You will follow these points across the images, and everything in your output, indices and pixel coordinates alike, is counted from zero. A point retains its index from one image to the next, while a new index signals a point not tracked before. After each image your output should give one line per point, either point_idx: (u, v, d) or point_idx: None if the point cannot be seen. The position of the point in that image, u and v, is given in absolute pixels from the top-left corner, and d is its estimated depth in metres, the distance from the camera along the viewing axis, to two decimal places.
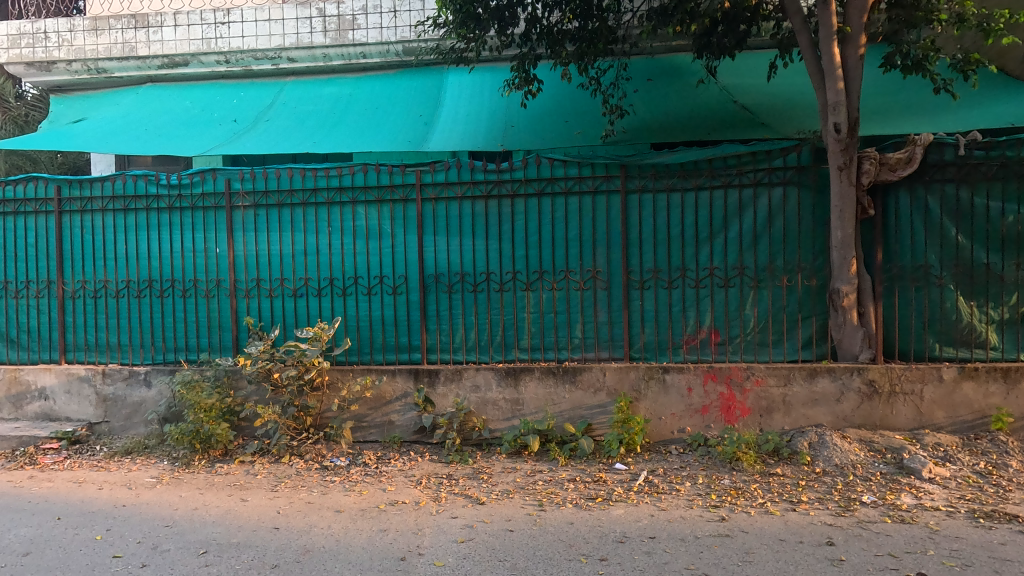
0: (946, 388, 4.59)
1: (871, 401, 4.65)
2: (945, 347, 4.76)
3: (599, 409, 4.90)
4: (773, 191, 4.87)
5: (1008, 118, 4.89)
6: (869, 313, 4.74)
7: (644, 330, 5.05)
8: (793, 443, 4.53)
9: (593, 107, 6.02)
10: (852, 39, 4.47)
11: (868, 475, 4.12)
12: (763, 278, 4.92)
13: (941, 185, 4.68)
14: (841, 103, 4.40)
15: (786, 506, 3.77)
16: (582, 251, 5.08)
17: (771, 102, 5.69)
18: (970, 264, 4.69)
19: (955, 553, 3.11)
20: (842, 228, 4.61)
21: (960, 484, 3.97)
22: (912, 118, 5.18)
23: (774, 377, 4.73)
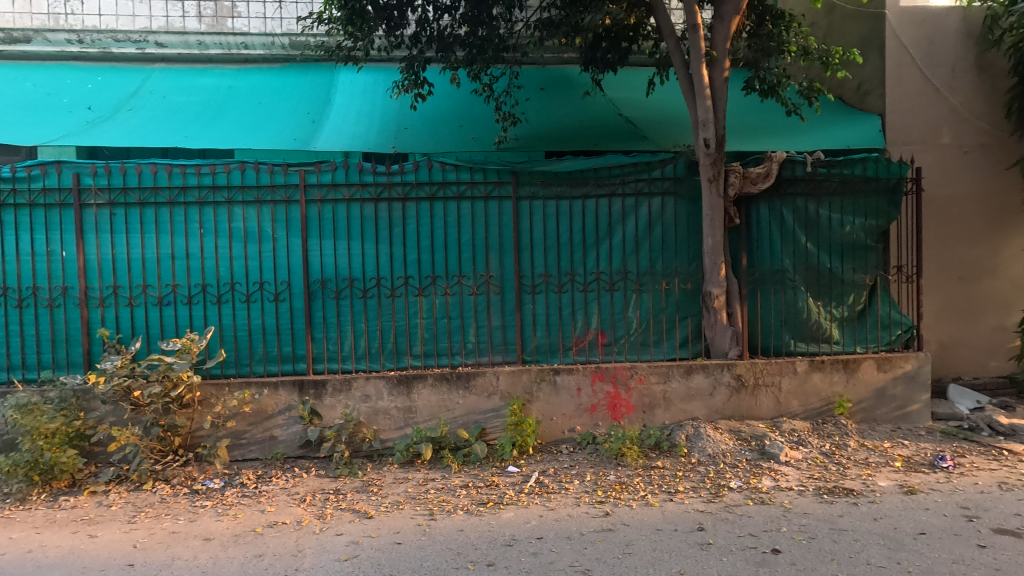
0: (799, 379, 5.12)
1: (739, 393, 5.08)
2: (798, 342, 5.32)
3: (493, 413, 4.93)
4: (653, 200, 5.20)
5: (845, 140, 5.59)
6: (736, 313, 5.18)
7: (536, 333, 5.16)
8: (672, 436, 4.83)
9: (487, 113, 6.07)
10: (718, 62, 4.88)
11: (735, 462, 4.50)
12: (644, 282, 5.23)
13: (793, 198, 5.24)
14: (709, 121, 4.78)
15: (664, 497, 4.00)
16: (474, 256, 5.09)
17: (652, 116, 6.06)
18: (817, 268, 5.30)
19: (803, 528, 3.47)
20: (713, 236, 5.01)
21: (810, 464, 4.46)
22: (770, 136, 5.76)
23: (656, 375, 5.02)
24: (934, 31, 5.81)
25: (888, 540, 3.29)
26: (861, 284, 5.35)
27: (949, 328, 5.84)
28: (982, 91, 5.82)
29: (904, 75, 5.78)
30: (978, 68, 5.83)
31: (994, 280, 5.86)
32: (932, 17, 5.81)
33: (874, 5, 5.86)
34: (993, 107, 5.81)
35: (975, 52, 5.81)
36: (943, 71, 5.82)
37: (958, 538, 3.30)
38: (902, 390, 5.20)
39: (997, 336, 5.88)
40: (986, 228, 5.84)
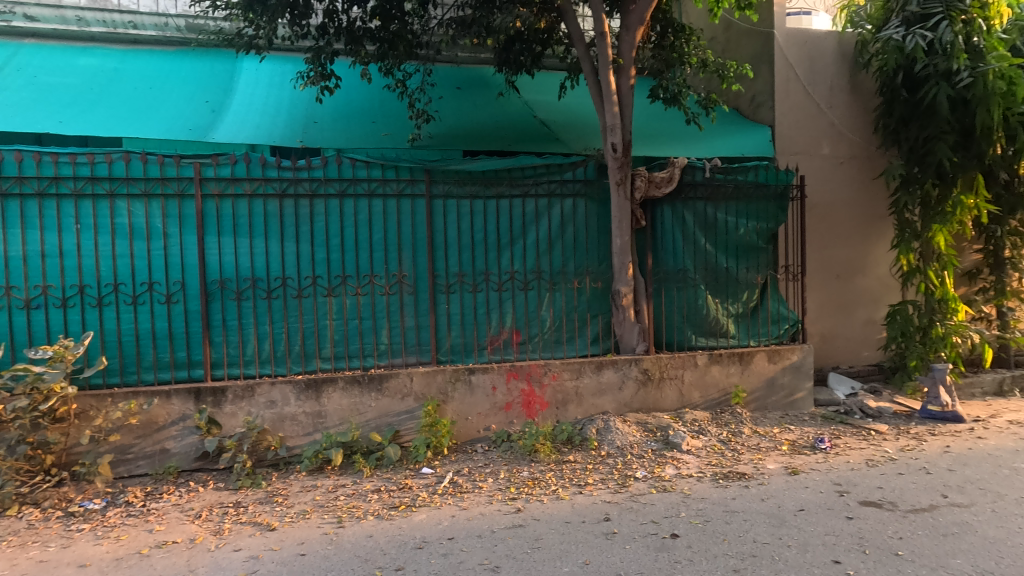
0: (700, 372, 5.45)
1: (645, 386, 5.33)
2: (700, 337, 5.65)
3: (407, 415, 4.85)
4: (565, 202, 5.35)
5: (739, 148, 6.02)
6: (643, 311, 5.43)
7: (451, 333, 5.14)
8: (584, 430, 4.98)
9: (401, 110, 5.97)
10: (624, 70, 5.09)
11: (642, 453, 4.71)
12: (556, 281, 5.35)
13: (694, 201, 5.58)
14: (617, 126, 4.97)
15: (574, 490, 4.12)
16: (387, 255, 4.97)
17: (565, 119, 6.22)
18: (715, 268, 5.68)
19: (699, 512, 3.69)
20: (621, 236, 5.23)
21: (708, 451, 4.76)
22: (673, 143, 6.08)
23: (568, 371, 5.16)
24: (815, 52, 6.39)
25: (773, 518, 3.57)
26: (753, 282, 5.79)
27: (828, 322, 6.45)
28: (854, 108, 6.46)
29: (790, 90, 6.31)
30: (851, 87, 6.47)
31: (865, 278, 6.53)
32: (813, 38, 6.38)
33: (764, 24, 6.34)
34: (863, 123, 6.48)
35: (848, 73, 6.45)
36: (822, 88, 6.41)
37: (831, 512, 3.64)
38: (789, 379, 5.67)
39: (867, 328, 6.56)
40: (858, 231, 6.50)
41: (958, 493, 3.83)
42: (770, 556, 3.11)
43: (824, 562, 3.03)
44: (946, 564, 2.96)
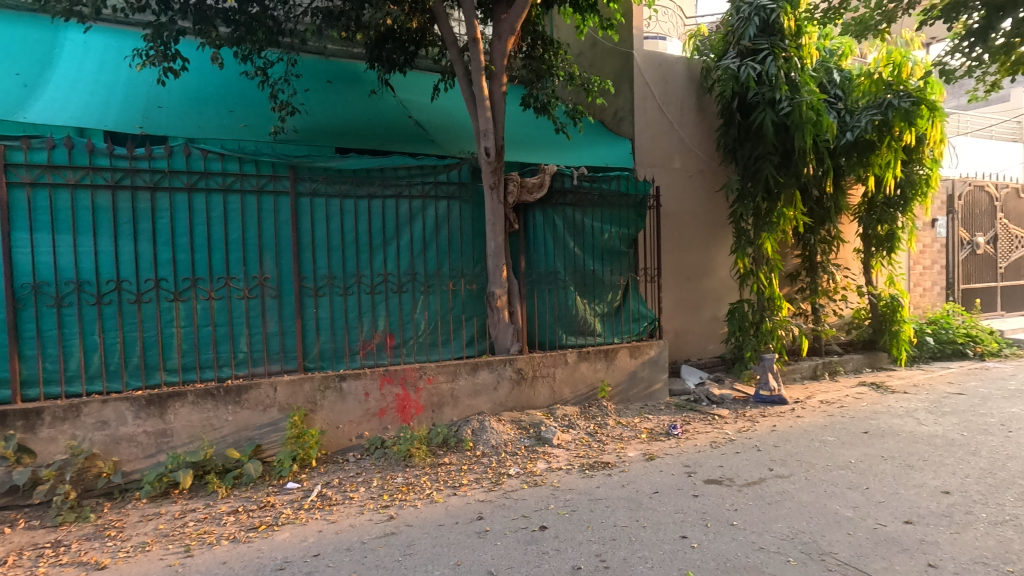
0: (569, 369, 5.73)
1: (519, 385, 5.48)
2: (570, 336, 5.95)
3: (269, 428, 4.52)
4: (439, 204, 5.35)
5: (602, 159, 6.44)
6: (517, 312, 5.59)
7: (319, 338, 4.88)
8: (459, 432, 5.00)
9: (262, 101, 5.57)
10: (497, 77, 5.20)
11: (515, 450, 4.83)
12: (431, 284, 5.32)
13: (563, 207, 5.87)
14: (489, 131, 5.08)
15: (448, 492, 4.12)
16: (245, 256, 4.60)
17: (439, 121, 6.21)
18: (583, 270, 6.02)
19: (567, 503, 3.88)
20: (495, 239, 5.35)
21: (577, 444, 5.02)
22: (543, 150, 6.35)
23: (444, 373, 5.15)
24: (668, 74, 7.04)
25: (631, 502, 3.86)
26: (617, 284, 6.23)
27: (681, 319, 7.13)
28: (700, 127, 7.22)
29: (647, 107, 6.88)
30: (698, 109, 7.22)
31: (711, 280, 7.31)
32: (666, 62, 7.02)
33: (624, 45, 6.84)
34: (707, 141, 7.26)
35: (695, 96, 7.19)
36: (674, 108, 7.08)
37: (680, 491, 4.02)
38: (648, 373, 6.17)
39: (713, 324, 7.35)
40: (705, 237, 7.26)
41: (781, 466, 4.43)
42: (627, 537, 3.36)
43: (673, 538, 3.33)
44: (769, 529, 3.40)
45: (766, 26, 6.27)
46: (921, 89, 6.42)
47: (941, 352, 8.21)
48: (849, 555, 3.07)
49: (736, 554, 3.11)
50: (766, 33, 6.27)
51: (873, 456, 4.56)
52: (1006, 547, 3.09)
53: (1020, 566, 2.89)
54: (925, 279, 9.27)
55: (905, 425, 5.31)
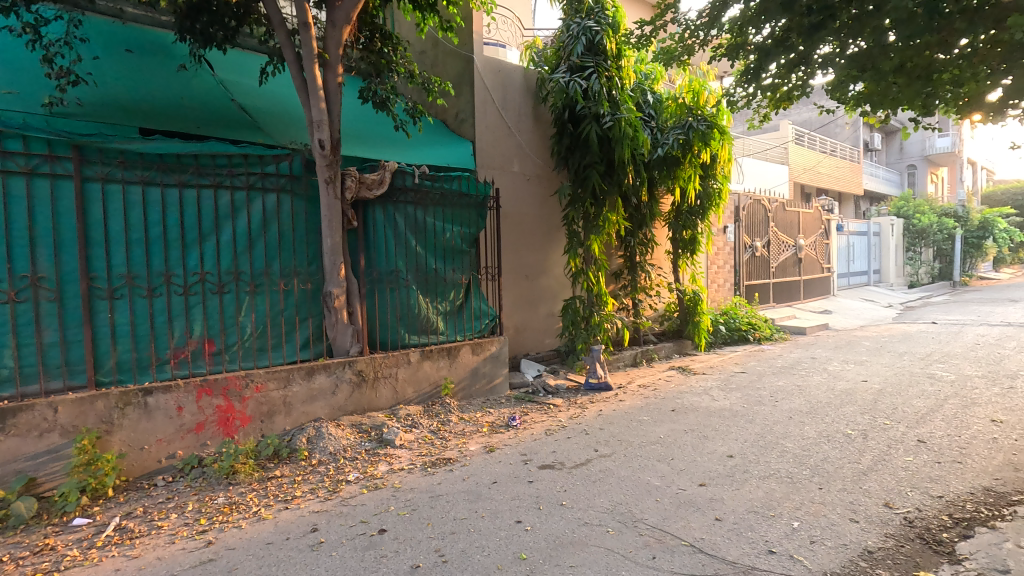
0: (412, 369, 5.70)
1: (360, 388, 5.31)
2: (412, 335, 5.91)
3: (48, 456, 3.79)
4: (267, 197, 4.95)
5: (443, 159, 6.50)
6: (356, 312, 5.41)
7: (116, 347, 4.21)
8: (293, 442, 4.68)
9: (34, 66, 4.65)
10: (331, 66, 5.03)
11: (355, 454, 4.67)
12: (259, 283, 4.90)
13: (404, 205, 5.83)
14: (324, 122, 4.87)
15: (279, 506, 3.84)
16: (11, 251, 3.81)
17: (267, 106, 5.74)
18: (425, 269, 6.03)
19: (408, 503, 3.85)
20: (331, 236, 5.11)
21: (420, 443, 5.01)
22: (383, 147, 6.22)
23: (275, 380, 4.78)
24: (506, 82, 7.35)
25: (471, 494, 3.97)
26: (459, 283, 6.34)
27: (520, 315, 7.50)
28: (536, 134, 7.66)
29: (487, 111, 7.11)
30: (533, 117, 7.66)
31: (547, 278, 7.80)
32: (504, 69, 7.32)
33: (465, 48, 6.99)
34: (542, 148, 7.73)
35: (531, 104, 7.61)
36: (512, 114, 7.41)
37: (516, 479, 4.24)
38: (489, 368, 6.38)
39: (549, 319, 7.86)
40: (541, 238, 7.72)
41: (604, 446, 4.90)
42: (465, 530, 3.45)
43: (509, 523, 3.50)
44: (593, 504, 3.75)
45: (592, 46, 6.85)
46: (714, 115, 7.52)
47: (730, 338, 9.76)
48: (657, 519, 3.51)
49: (564, 531, 3.37)
50: (591, 52, 6.86)
51: (678, 431, 5.26)
52: (770, 496, 3.79)
53: (779, 510, 3.57)
54: (719, 277, 10.91)
55: (702, 402, 6.21)
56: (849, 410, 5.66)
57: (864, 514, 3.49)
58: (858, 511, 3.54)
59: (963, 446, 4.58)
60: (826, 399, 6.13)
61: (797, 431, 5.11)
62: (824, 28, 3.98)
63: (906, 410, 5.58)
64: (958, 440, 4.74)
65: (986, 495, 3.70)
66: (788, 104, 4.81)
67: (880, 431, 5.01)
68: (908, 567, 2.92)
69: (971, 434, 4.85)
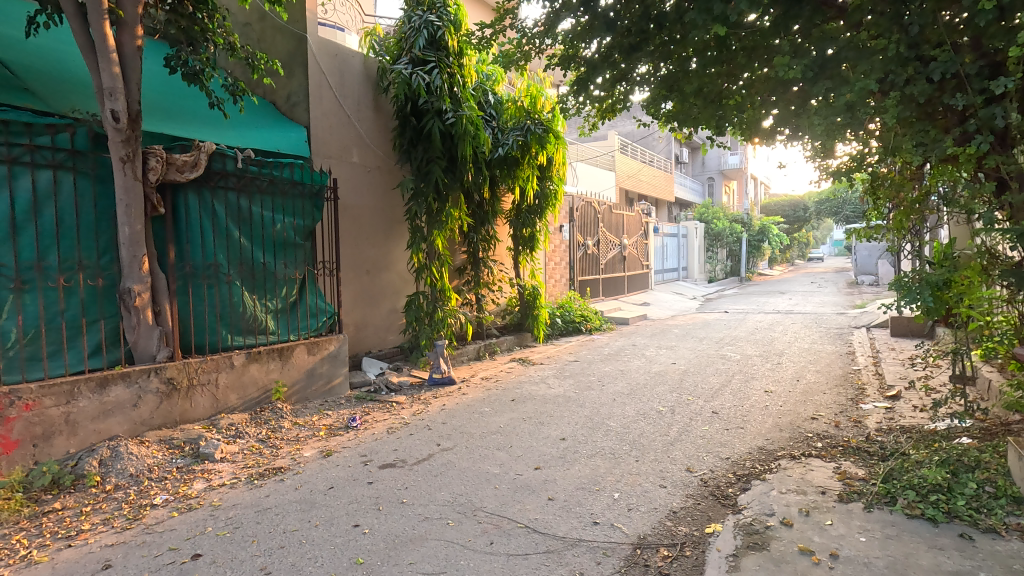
0: (236, 373, 5.16)
1: (170, 398, 4.66)
2: (236, 336, 5.36)
3: None
4: (39, 174, 4.12)
5: (271, 142, 5.98)
6: (164, 312, 4.75)
7: None
8: (79, 467, 3.96)
9: None
10: (128, 26, 4.37)
11: (163, 474, 4.09)
12: (28, 279, 4.07)
13: (224, 191, 5.25)
14: (117, 90, 4.18)
15: (59, 545, 3.21)
16: None
17: (37, 66, 4.74)
18: (251, 264, 5.50)
19: (228, 521, 3.48)
20: (129, 224, 4.42)
21: (245, 454, 4.56)
22: (196, 125, 5.54)
23: (52, 396, 4.01)
24: (343, 67, 7.00)
25: (304, 503, 3.72)
26: (291, 278, 5.89)
27: (360, 313, 7.22)
28: (376, 125, 7.41)
29: (322, 96, 6.69)
30: (374, 107, 7.41)
31: (389, 273, 7.62)
32: (341, 53, 6.96)
33: (296, 26, 6.52)
34: (384, 140, 7.52)
35: (371, 94, 7.35)
36: (351, 101, 7.08)
37: (355, 481, 4.07)
38: (328, 368, 6.04)
39: (392, 316, 7.67)
40: (383, 232, 7.50)
41: (447, 440, 4.94)
42: (296, 542, 3.21)
43: (346, 528, 3.36)
44: (433, 498, 3.75)
45: (433, 41, 6.81)
46: (549, 120, 7.98)
47: (565, 329, 10.49)
48: (495, 505, 3.63)
49: (403, 529, 3.32)
50: (433, 47, 6.82)
51: (517, 419, 5.51)
52: (595, 472, 4.15)
53: (603, 484, 3.93)
54: (556, 272, 11.64)
55: (540, 390, 6.58)
56: (661, 390, 6.43)
57: (670, 480, 3.99)
58: (666, 477, 4.03)
59: (744, 414, 5.48)
60: (643, 380, 6.90)
61: (620, 411, 5.67)
62: (641, 50, 4.47)
63: (704, 387, 6.51)
64: (742, 409, 5.66)
65: (760, 453, 4.47)
66: (612, 115, 5.18)
67: (685, 406, 5.78)
68: (703, 521, 3.41)
69: (750, 403, 5.83)
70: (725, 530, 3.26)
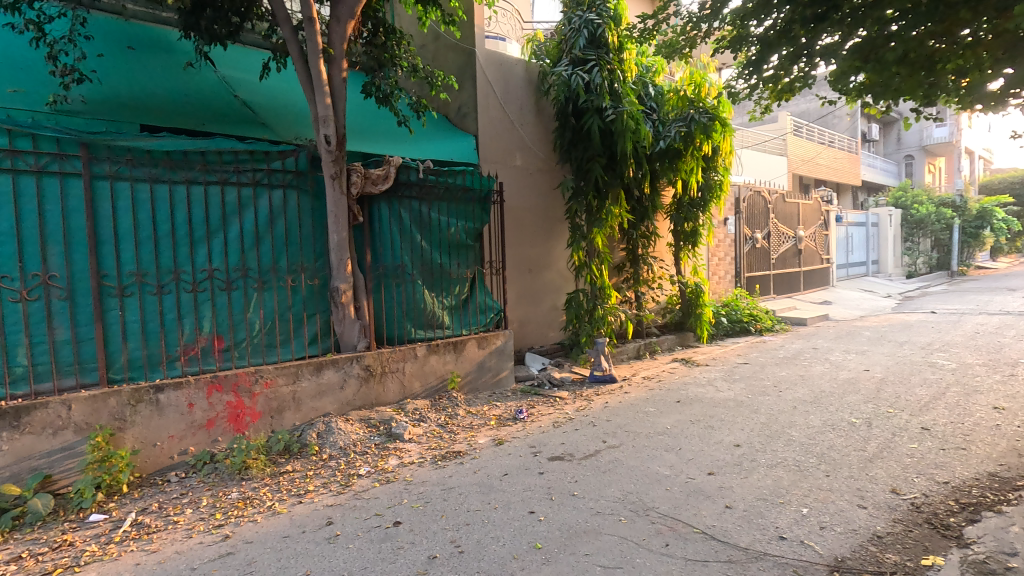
0: (419, 363, 5.72)
1: (367, 383, 5.33)
2: (419, 330, 5.94)
3: (62, 454, 3.84)
4: (273, 193, 5.00)
5: (445, 152, 6.52)
6: (363, 307, 5.44)
7: (127, 345, 4.27)
8: (303, 437, 4.72)
9: (36, 63, 4.82)
10: (336, 61, 5.09)
11: (365, 449, 4.71)
12: (267, 279, 4.96)
13: (409, 199, 5.86)
14: (329, 117, 4.90)
15: (293, 501, 3.87)
16: (23, 251, 3.88)
17: (270, 102, 5.80)
18: (430, 264, 6.06)
19: (420, 495, 3.89)
20: (338, 232, 5.16)
21: (428, 436, 5.04)
22: (384, 141, 6.28)
23: (284, 376, 4.82)
24: (507, 75, 7.35)
25: (482, 486, 4.01)
26: (464, 277, 6.37)
27: (523, 310, 7.53)
28: (538, 128, 7.67)
29: (489, 105, 7.11)
30: (536, 110, 7.67)
31: (550, 272, 7.84)
32: (505, 62, 7.32)
33: (466, 42, 7.01)
34: (544, 142, 7.75)
35: (533, 98, 7.62)
36: (514, 107, 7.41)
37: (527, 470, 4.28)
38: (495, 361, 6.41)
39: (552, 313, 7.88)
40: (544, 232, 7.73)
41: (612, 437, 4.94)
42: (480, 520, 3.48)
43: (522, 514, 3.54)
44: (604, 494, 3.79)
45: (594, 39, 6.85)
46: (715, 107, 7.53)
47: (732, 330, 9.82)
48: (668, 507, 3.56)
49: (577, 521, 3.41)
50: (594, 45, 6.87)
51: (685, 421, 5.31)
52: (778, 484, 3.84)
53: (788, 498, 3.62)
54: (720, 269, 10.97)
55: (707, 393, 6.26)
56: (853, 399, 5.72)
57: (871, 500, 3.54)
58: (866, 497, 3.59)
59: (967, 433, 4.64)
60: (830, 388, 6.18)
61: (802, 420, 5.16)
62: (826, 20, 4.02)
63: (909, 398, 5.64)
64: (962, 427, 4.80)
65: (991, 480, 3.75)
66: (790, 96, 4.74)
67: (885, 419, 5.06)
68: (917, 551, 2.98)
69: (974, 421, 4.91)
70: (948, 566, 2.81)
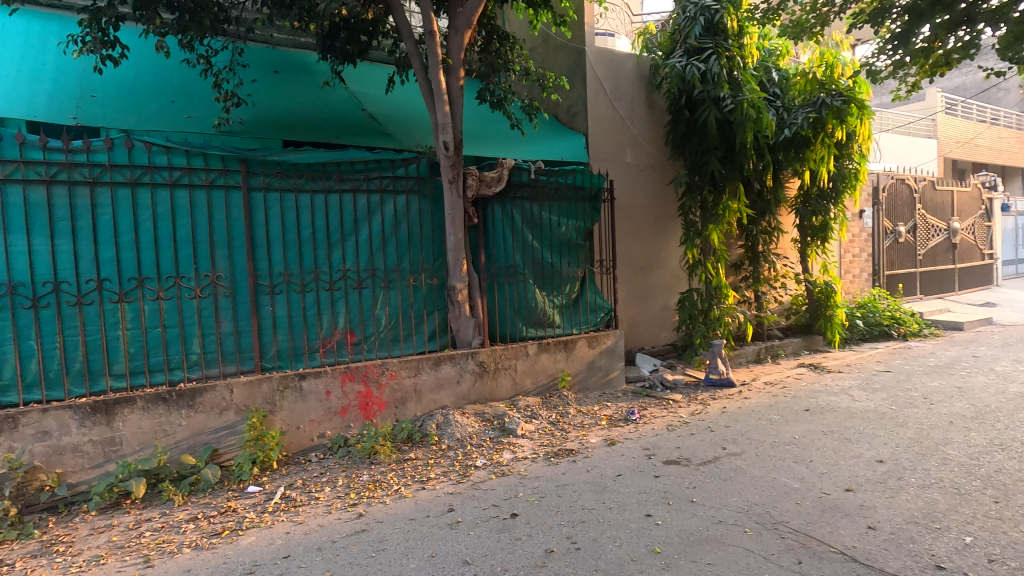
0: (531, 361, 5.83)
1: (481, 378, 5.53)
2: (530, 328, 6.06)
3: (226, 431, 4.42)
4: (398, 198, 5.35)
5: (555, 152, 6.58)
6: (478, 305, 5.65)
7: (277, 336, 4.81)
8: (424, 427, 5.01)
9: (205, 91, 5.59)
10: (454, 71, 5.34)
11: (480, 442, 4.89)
12: (392, 279, 5.33)
13: (521, 200, 5.99)
14: (447, 124, 5.16)
15: (417, 486, 4.12)
16: (197, 255, 4.51)
17: (393, 113, 6.23)
18: (541, 263, 6.15)
19: (535, 490, 3.96)
20: (455, 233, 5.41)
21: (541, 433, 5.12)
22: (497, 144, 6.48)
23: (407, 369, 5.14)
24: (618, 71, 7.24)
25: (596, 485, 4.00)
26: (574, 277, 6.38)
27: (634, 310, 7.38)
28: (649, 123, 7.47)
29: (599, 103, 7.05)
30: (647, 105, 7.47)
31: (662, 271, 7.60)
32: (616, 59, 7.22)
33: (576, 41, 7.01)
34: (656, 137, 7.53)
35: (644, 92, 7.43)
36: (625, 103, 7.29)
37: (642, 473, 4.20)
38: (606, 361, 6.35)
39: (664, 313, 7.64)
40: (655, 229, 7.52)
41: (733, 444, 4.68)
42: (595, 519, 3.48)
43: (639, 516, 3.48)
44: (726, 503, 3.61)
45: (711, 26, 6.54)
46: (850, 88, 6.86)
47: (869, 334, 8.88)
48: (799, 522, 3.31)
49: (698, 528, 3.29)
50: (711, 33, 6.55)
51: (816, 431, 4.90)
52: (933, 507, 3.42)
53: (946, 523, 3.21)
54: (854, 267, 9.97)
55: (842, 402, 5.72)
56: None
57: None
58: None
59: None
60: (996, 403, 5.37)
61: (961, 438, 4.54)
62: None
63: None
64: None
65: None
66: (944, 70, 4.17)
67: None
68: None
69: None
70: None
